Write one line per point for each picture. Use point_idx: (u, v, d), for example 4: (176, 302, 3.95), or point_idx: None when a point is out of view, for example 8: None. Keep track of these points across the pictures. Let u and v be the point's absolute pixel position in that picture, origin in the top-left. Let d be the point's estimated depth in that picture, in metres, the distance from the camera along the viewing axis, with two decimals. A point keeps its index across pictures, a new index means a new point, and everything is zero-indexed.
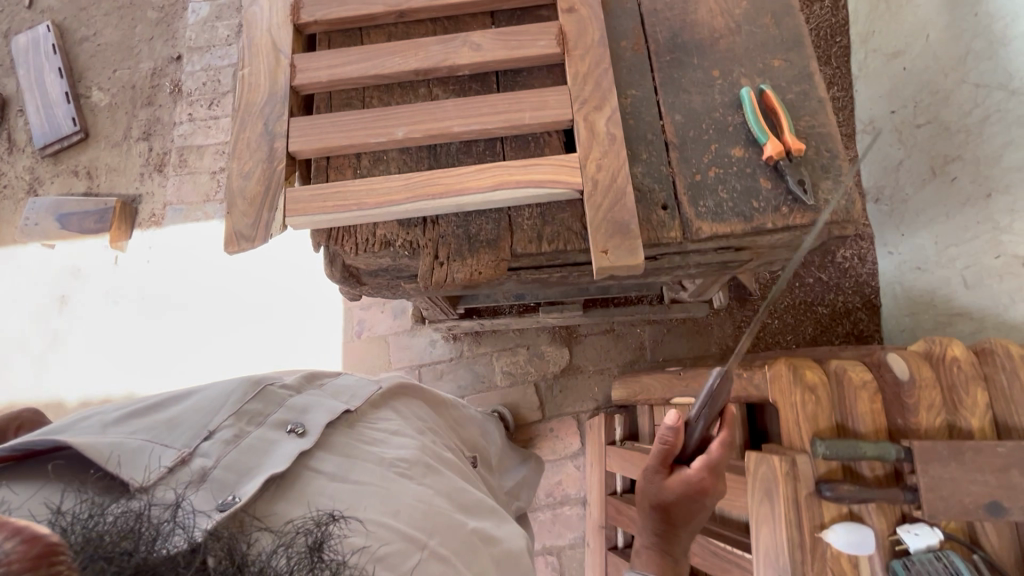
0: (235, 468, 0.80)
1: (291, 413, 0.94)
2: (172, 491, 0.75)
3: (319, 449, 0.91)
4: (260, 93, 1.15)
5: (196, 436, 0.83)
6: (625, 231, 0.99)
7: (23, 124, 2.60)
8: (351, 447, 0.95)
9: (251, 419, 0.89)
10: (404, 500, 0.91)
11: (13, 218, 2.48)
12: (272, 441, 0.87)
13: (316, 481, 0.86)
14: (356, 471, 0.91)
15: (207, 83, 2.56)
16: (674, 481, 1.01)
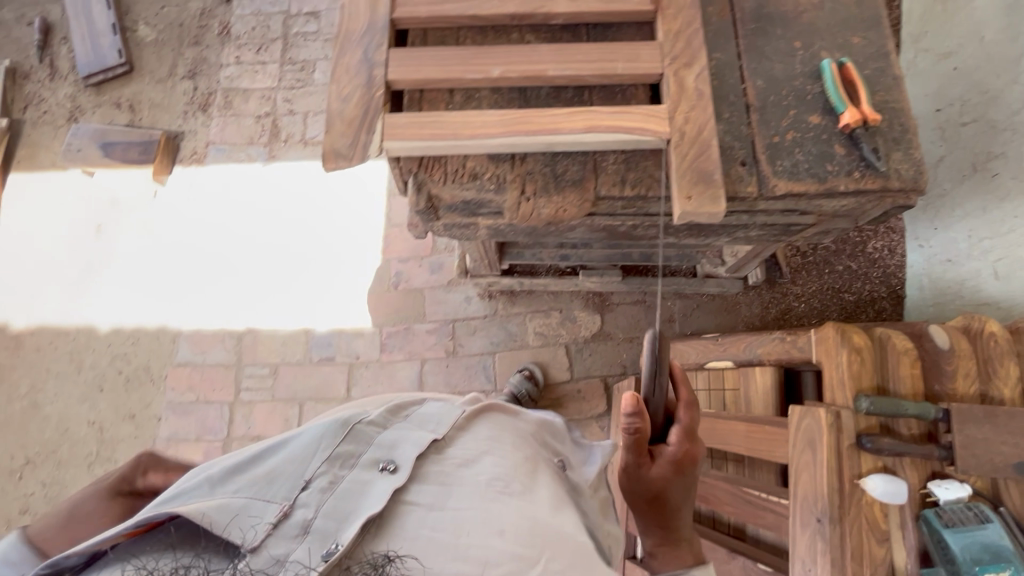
0: (333, 516, 0.80)
1: (381, 451, 0.92)
2: (276, 546, 0.76)
3: (414, 482, 0.90)
4: (360, 23, 1.18)
5: (294, 487, 0.83)
6: (709, 181, 1.05)
7: (67, 52, 2.58)
8: (447, 473, 0.92)
9: (344, 460, 0.89)
10: (504, 523, 0.85)
11: (52, 144, 2.47)
12: (366, 482, 0.87)
13: (410, 511, 0.85)
14: (451, 496, 0.88)
15: (256, 27, 2.56)
16: (660, 464, 0.91)
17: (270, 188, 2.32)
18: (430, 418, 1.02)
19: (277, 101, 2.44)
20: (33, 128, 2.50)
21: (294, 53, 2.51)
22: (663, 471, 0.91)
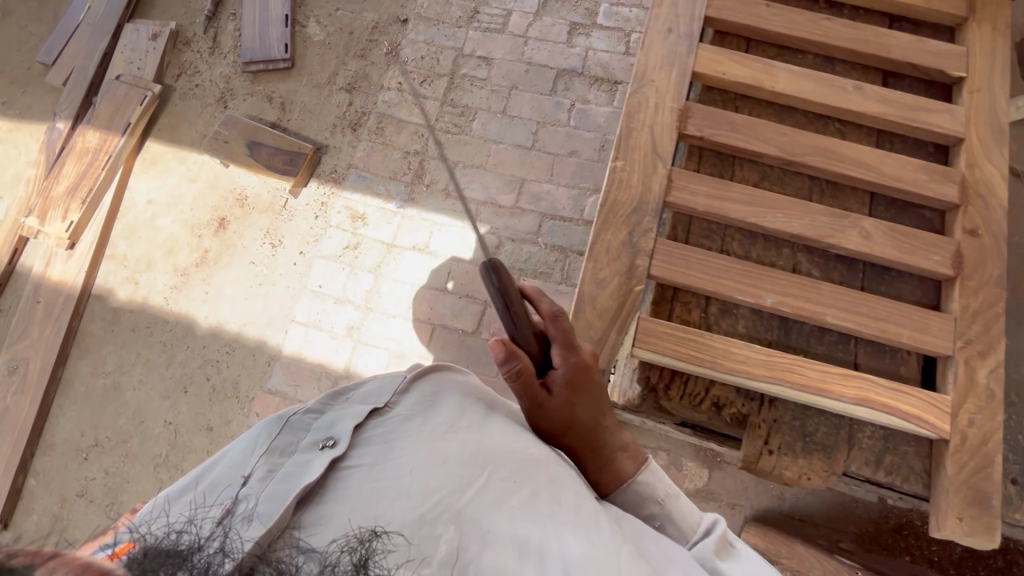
0: (279, 492, 0.65)
1: (321, 431, 0.76)
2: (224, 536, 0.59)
3: (354, 450, 0.73)
4: (631, 197, 1.09)
5: (235, 488, 0.67)
6: (985, 505, 0.93)
7: (233, 29, 2.53)
8: (390, 429, 0.76)
9: (282, 450, 0.72)
10: (456, 461, 0.72)
11: (195, 120, 2.41)
12: (308, 460, 0.71)
13: (352, 476, 0.69)
14: (396, 452, 0.72)
15: (425, 57, 2.48)
16: (556, 391, 0.94)
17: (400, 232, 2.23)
18: (369, 390, 0.82)
19: (429, 141, 2.36)
20: (180, 98, 2.44)
21: (456, 95, 2.43)
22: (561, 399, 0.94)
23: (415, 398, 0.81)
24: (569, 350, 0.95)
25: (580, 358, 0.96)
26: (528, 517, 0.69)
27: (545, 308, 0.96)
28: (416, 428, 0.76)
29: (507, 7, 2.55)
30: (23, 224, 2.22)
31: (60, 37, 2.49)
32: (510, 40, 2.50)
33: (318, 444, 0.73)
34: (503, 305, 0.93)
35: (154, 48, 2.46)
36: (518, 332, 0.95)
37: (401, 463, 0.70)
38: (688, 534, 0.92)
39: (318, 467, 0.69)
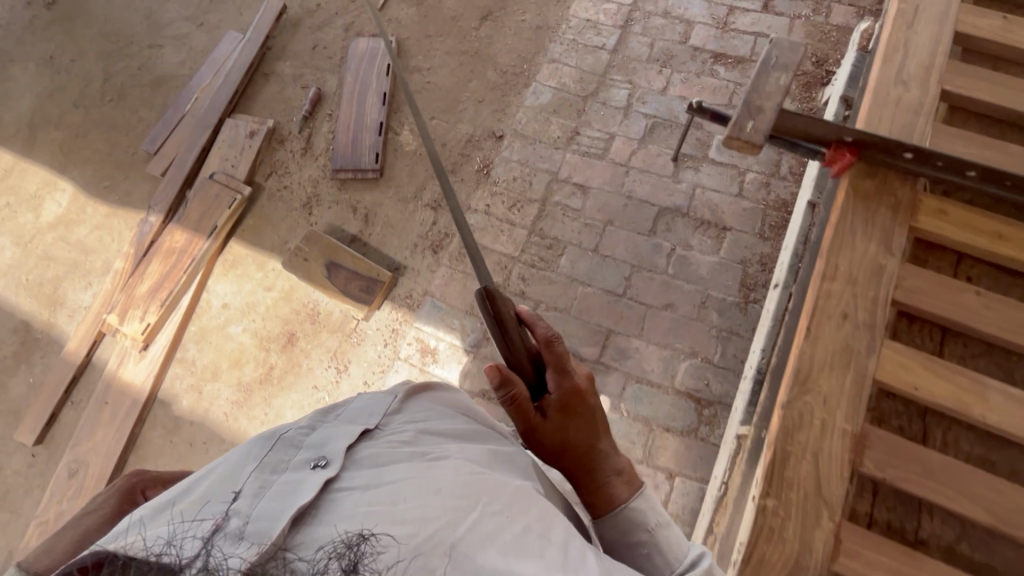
0: (271, 509, 0.64)
1: (313, 449, 0.74)
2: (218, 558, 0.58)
3: (349, 469, 0.72)
4: (789, 554, 0.95)
5: (226, 500, 0.66)
6: None
7: (327, 131, 2.49)
8: (385, 451, 0.75)
9: (275, 464, 0.71)
10: (450, 486, 0.70)
11: (279, 224, 2.37)
12: (300, 479, 0.69)
13: (353, 488, 0.69)
14: (390, 475, 0.71)
15: (518, 179, 2.33)
16: (549, 411, 1.09)
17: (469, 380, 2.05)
18: (357, 409, 0.81)
19: (512, 274, 2.20)
20: (267, 199, 2.42)
21: (546, 225, 2.26)
22: (556, 414, 1.09)
23: (403, 422, 0.80)
24: (563, 370, 1.12)
25: (573, 377, 1.13)
26: (516, 543, 0.67)
27: (540, 333, 1.17)
28: (411, 451, 0.75)
29: (610, 131, 2.37)
30: (104, 319, 2.26)
31: (164, 127, 2.55)
32: (610, 169, 2.31)
33: (308, 462, 0.72)
34: (501, 326, 1.16)
35: (249, 146, 2.46)
36: (513, 352, 1.17)
37: (392, 481, 0.70)
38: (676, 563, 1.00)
39: (313, 485, 0.68)
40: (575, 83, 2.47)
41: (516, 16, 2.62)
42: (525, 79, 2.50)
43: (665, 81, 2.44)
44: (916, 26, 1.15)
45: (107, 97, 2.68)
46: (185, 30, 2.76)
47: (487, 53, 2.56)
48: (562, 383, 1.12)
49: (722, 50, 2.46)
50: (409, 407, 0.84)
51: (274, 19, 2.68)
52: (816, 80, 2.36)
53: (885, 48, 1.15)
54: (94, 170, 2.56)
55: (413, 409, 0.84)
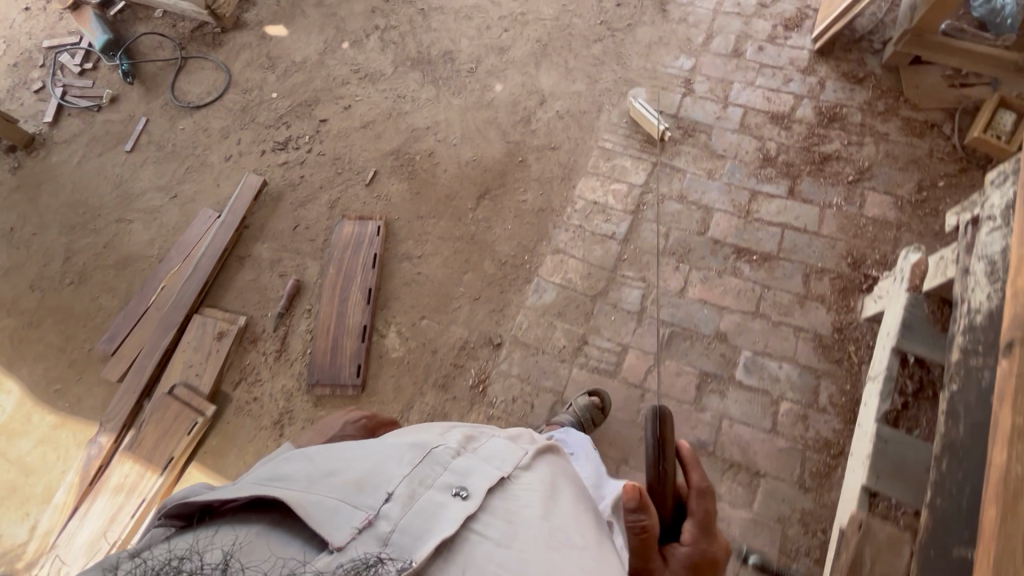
0: (416, 526, 0.78)
1: (455, 476, 0.89)
2: (361, 551, 0.73)
3: (483, 511, 0.85)
4: None
5: (379, 496, 0.81)
6: None
7: (305, 329, 2.23)
8: (516, 508, 0.88)
9: (420, 479, 0.85)
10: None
11: (244, 448, 2.07)
12: (441, 503, 0.83)
13: (481, 532, 0.82)
14: (520, 536, 0.84)
15: (518, 399, 2.05)
16: (671, 563, 1.18)
17: None
18: (494, 452, 0.96)
19: None
20: (233, 415, 2.13)
21: None
22: (681, 565, 1.18)
23: (528, 480, 0.95)
24: (703, 532, 1.22)
25: (711, 541, 1.22)
26: None
27: (697, 482, 1.25)
28: (537, 515, 0.88)
29: (623, 342, 2.11)
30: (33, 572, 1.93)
31: (125, 323, 2.30)
32: (623, 391, 2.03)
33: (451, 489, 0.86)
34: (660, 460, 1.24)
35: (216, 350, 2.20)
36: (663, 485, 1.24)
37: (519, 547, 0.82)
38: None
39: (452, 519, 0.80)
40: (583, 279, 2.22)
41: (517, 196, 2.40)
42: (527, 272, 2.26)
43: (683, 280, 2.19)
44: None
45: (67, 279, 2.44)
46: (158, 202, 2.55)
47: (485, 240, 2.33)
48: (692, 540, 1.22)
49: (745, 245, 2.22)
50: (534, 473, 0.97)
51: (254, 194, 2.48)
52: (853, 286, 2.10)
53: (1002, 485, 0.88)
54: (44, 369, 2.29)
55: (538, 472, 0.98)
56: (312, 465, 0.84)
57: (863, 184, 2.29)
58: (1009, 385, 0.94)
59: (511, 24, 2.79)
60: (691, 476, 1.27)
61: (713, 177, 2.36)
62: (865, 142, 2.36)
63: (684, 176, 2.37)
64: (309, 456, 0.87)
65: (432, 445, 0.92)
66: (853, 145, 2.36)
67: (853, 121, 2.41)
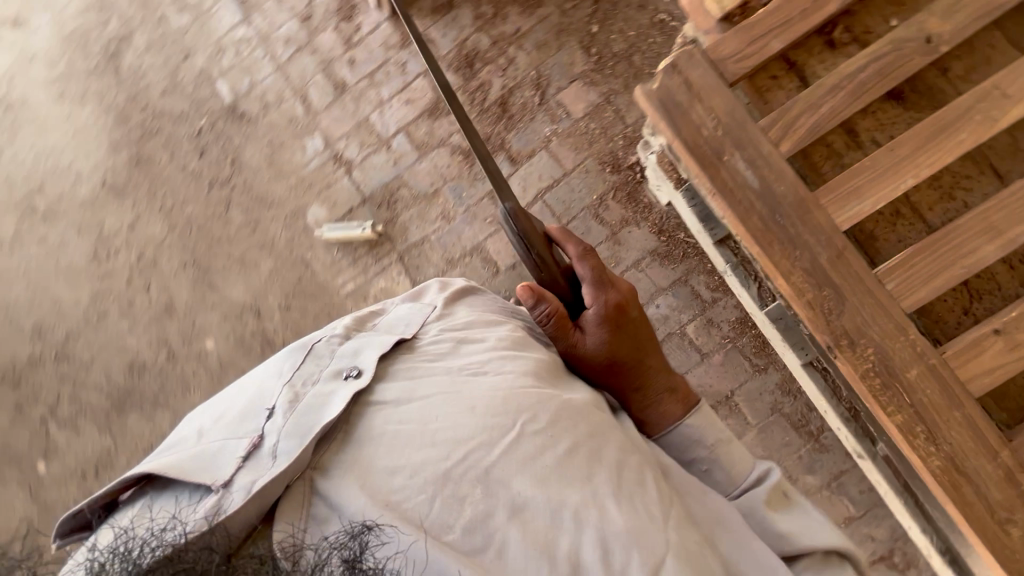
0: (301, 426, 0.84)
1: (347, 362, 0.96)
2: (246, 476, 0.79)
3: (379, 383, 0.93)
4: None
5: (261, 417, 0.87)
6: None
7: None
8: (420, 364, 0.96)
9: (307, 380, 0.93)
10: (485, 404, 0.87)
11: None
12: (333, 390, 0.91)
13: (383, 400, 0.90)
14: (421, 387, 0.91)
15: None
16: (590, 329, 1.17)
17: None
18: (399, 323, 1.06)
19: None
20: None
21: None
22: (601, 327, 1.16)
23: (433, 333, 1.04)
24: (602, 283, 1.20)
25: (615, 289, 1.20)
26: (551, 474, 0.83)
27: (574, 251, 1.23)
28: (435, 360, 0.97)
29: None
30: None
31: None
32: None
33: (341, 374, 0.94)
34: (529, 243, 1.18)
35: None
36: (545, 271, 1.22)
37: (420, 392, 0.90)
38: (739, 482, 1.10)
39: (343, 400, 0.88)
40: None
41: None
42: None
43: None
44: (942, 436, 0.86)
45: None
46: None
47: None
48: (599, 294, 1.19)
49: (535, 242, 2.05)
50: (440, 323, 1.07)
51: None
52: (633, 186, 2.00)
53: (940, 484, 0.86)
54: None
55: (446, 320, 1.08)
56: (201, 429, 0.90)
57: (549, 93, 2.09)
58: (866, 393, 0.88)
59: (146, 278, 2.23)
60: (573, 248, 1.24)
61: (451, 216, 2.08)
62: (512, 56, 2.13)
63: (432, 241, 2.08)
64: (204, 416, 0.93)
65: (315, 343, 1.00)
66: (508, 66, 2.12)
67: (486, 46, 2.15)
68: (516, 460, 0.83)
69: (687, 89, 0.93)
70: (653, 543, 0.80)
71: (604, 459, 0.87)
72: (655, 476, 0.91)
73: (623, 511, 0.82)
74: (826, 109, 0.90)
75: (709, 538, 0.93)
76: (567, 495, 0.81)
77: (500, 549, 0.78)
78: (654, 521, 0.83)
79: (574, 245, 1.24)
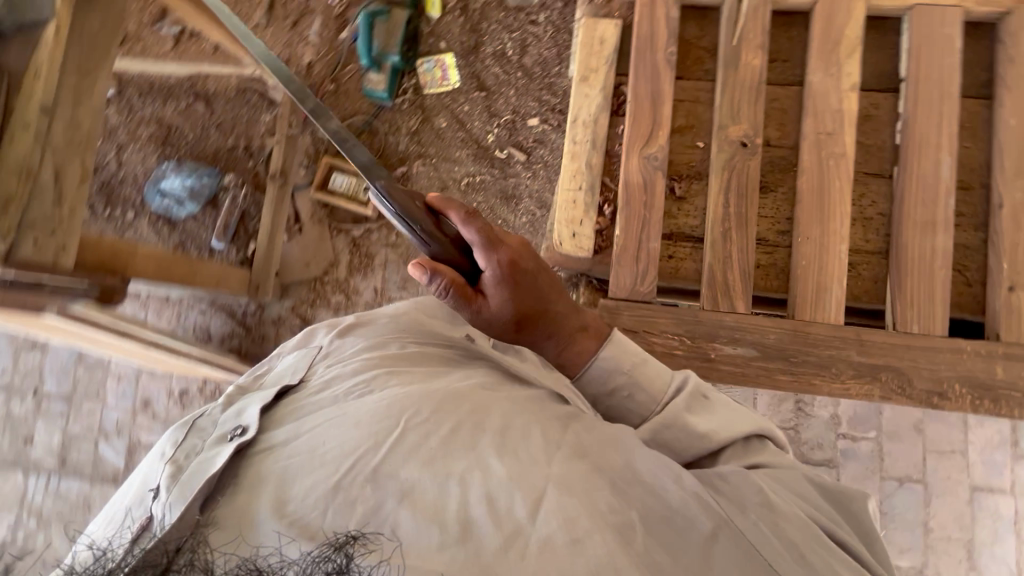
0: (189, 487, 0.70)
1: (230, 424, 0.82)
2: (149, 536, 0.64)
3: (262, 430, 0.78)
4: None
5: (149, 500, 0.73)
6: None
7: None
8: (297, 404, 0.82)
9: (192, 453, 0.78)
10: (372, 415, 0.76)
11: None
12: (215, 451, 0.75)
13: (266, 442, 0.76)
14: (303, 422, 0.78)
15: None
16: (493, 294, 0.86)
17: None
18: (285, 374, 0.93)
19: None
20: None
21: None
22: (511, 298, 0.86)
23: (317, 366, 0.92)
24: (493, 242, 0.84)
25: (513, 245, 0.87)
26: (452, 456, 0.71)
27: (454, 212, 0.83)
28: (311, 393, 0.84)
29: None
30: None
31: None
32: None
33: (226, 435, 0.79)
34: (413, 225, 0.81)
35: None
36: (433, 250, 0.84)
37: (306, 425, 0.77)
38: (659, 395, 0.87)
39: (224, 456, 0.73)
40: None
41: None
42: None
43: None
44: None
45: None
46: None
47: None
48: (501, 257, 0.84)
49: None
50: (328, 360, 0.93)
51: None
52: None
53: None
54: None
55: (333, 356, 0.94)
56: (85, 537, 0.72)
57: None
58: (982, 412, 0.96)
59: None
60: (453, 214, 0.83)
61: None
62: None
63: None
64: (107, 522, 0.76)
65: (198, 419, 0.86)
66: None
67: None
68: (412, 451, 0.71)
69: (635, 336, 0.93)
70: (586, 508, 0.67)
71: (516, 438, 0.74)
72: (570, 429, 0.78)
73: (556, 485, 0.69)
74: (737, 252, 0.93)
75: (674, 519, 0.69)
76: (470, 476, 0.69)
77: (415, 532, 0.64)
78: (575, 483, 0.69)
79: (457, 208, 0.83)
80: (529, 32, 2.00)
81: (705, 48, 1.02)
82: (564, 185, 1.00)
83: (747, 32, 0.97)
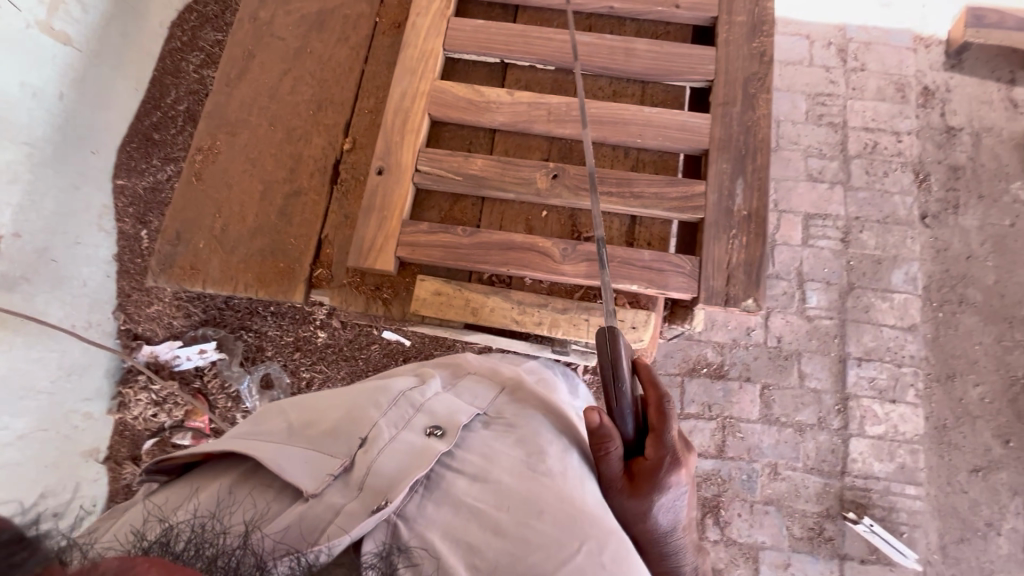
0: (381, 483, 0.64)
1: (434, 415, 0.74)
2: (329, 496, 0.63)
3: (459, 447, 0.72)
4: None
5: (349, 442, 0.69)
6: None
7: None
8: (508, 445, 0.74)
9: (397, 420, 0.72)
10: (568, 509, 0.67)
11: None
12: (420, 447, 0.69)
13: (449, 479, 0.68)
14: (504, 464, 0.71)
15: (876, 169, 2.19)
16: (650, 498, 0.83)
17: (875, 11, 2.33)
18: (475, 391, 0.84)
19: (845, 75, 2.28)
20: None
21: (835, 133, 2.23)
22: (654, 502, 0.83)
23: (535, 400, 0.85)
24: (679, 461, 0.83)
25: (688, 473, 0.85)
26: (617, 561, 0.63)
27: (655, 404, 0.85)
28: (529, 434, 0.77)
29: (813, 246, 2.11)
30: None
31: None
32: (796, 202, 2.16)
33: (428, 430, 0.72)
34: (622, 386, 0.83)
35: None
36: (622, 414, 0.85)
37: (496, 469, 0.70)
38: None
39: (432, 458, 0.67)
40: (871, 300, 2.06)
41: (968, 381, 2.00)
42: (934, 299, 2.07)
43: (772, 322, 2.04)
44: None
45: None
46: None
47: (972, 317, 2.06)
48: (672, 463, 0.83)
49: (719, 378, 2.00)
50: (522, 395, 0.86)
51: None
52: None
53: None
54: None
55: (524, 395, 0.87)
56: (295, 426, 0.74)
57: None
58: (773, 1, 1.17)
59: None
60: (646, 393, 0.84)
61: (762, 459, 1.93)
62: None
63: (795, 451, 1.94)
64: (318, 405, 0.77)
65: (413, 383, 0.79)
66: None
67: None
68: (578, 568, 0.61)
69: (731, 278, 1.02)
70: None
71: None
72: None
73: None
74: (650, 187, 1.07)
75: None
76: None
77: None
78: None
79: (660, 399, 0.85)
80: (320, 385, 1.80)
81: (455, 202, 1.12)
82: (583, 332, 1.03)
83: (453, 166, 1.09)
